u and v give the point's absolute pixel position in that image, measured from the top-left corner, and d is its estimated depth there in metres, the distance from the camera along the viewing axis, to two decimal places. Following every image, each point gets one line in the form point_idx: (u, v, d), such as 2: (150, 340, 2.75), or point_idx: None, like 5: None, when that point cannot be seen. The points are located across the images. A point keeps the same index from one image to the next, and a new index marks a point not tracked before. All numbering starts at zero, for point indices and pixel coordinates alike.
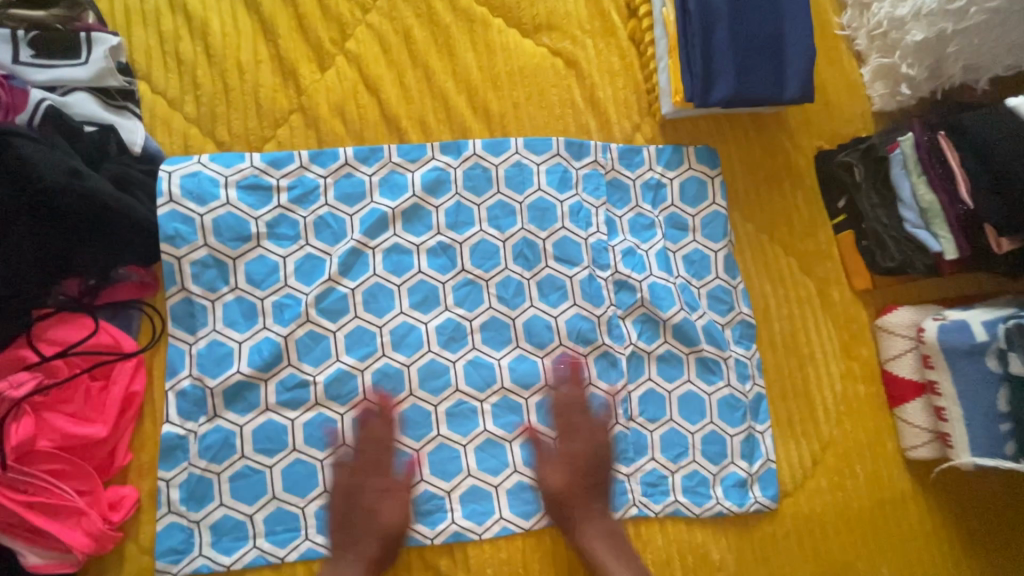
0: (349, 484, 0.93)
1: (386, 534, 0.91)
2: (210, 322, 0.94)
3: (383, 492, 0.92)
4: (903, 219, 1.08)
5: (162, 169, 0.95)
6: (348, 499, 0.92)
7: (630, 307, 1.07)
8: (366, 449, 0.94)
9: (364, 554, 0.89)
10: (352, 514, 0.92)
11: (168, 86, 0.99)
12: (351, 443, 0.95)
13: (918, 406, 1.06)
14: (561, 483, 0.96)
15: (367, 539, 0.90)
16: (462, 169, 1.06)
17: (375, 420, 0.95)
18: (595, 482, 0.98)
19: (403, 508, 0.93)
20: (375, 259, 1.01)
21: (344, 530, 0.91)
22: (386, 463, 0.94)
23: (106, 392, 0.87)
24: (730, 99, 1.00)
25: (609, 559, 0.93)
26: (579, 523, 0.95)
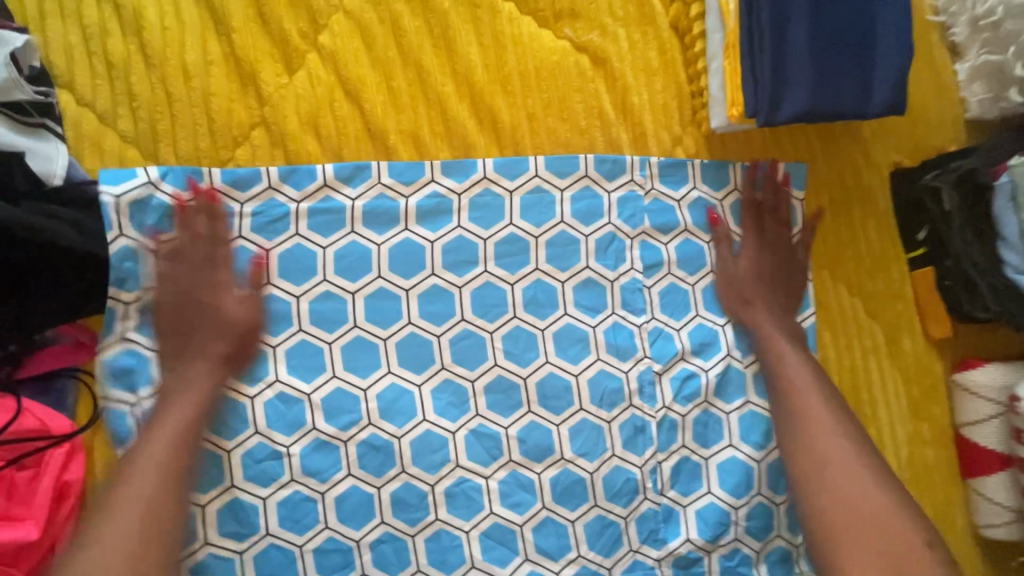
0: (183, 283, 0.77)
1: (236, 331, 0.78)
2: (154, 379, 0.78)
3: (218, 287, 0.78)
4: (1004, 262, 0.87)
5: (105, 191, 0.76)
6: (184, 299, 0.77)
7: (669, 362, 0.89)
8: (192, 246, 0.78)
9: (207, 353, 0.77)
10: (184, 312, 0.77)
11: (96, 97, 0.79)
12: (200, 239, 0.78)
13: (999, 481, 0.91)
14: (749, 267, 0.91)
15: (208, 337, 0.77)
16: (468, 195, 0.86)
17: (196, 215, 0.78)
18: (789, 275, 0.92)
19: (250, 305, 0.79)
20: (355, 307, 0.83)
21: (177, 336, 0.77)
22: (222, 258, 0.78)
23: (35, 484, 0.72)
24: (807, 113, 0.80)
25: (783, 343, 0.87)
26: (755, 309, 0.90)
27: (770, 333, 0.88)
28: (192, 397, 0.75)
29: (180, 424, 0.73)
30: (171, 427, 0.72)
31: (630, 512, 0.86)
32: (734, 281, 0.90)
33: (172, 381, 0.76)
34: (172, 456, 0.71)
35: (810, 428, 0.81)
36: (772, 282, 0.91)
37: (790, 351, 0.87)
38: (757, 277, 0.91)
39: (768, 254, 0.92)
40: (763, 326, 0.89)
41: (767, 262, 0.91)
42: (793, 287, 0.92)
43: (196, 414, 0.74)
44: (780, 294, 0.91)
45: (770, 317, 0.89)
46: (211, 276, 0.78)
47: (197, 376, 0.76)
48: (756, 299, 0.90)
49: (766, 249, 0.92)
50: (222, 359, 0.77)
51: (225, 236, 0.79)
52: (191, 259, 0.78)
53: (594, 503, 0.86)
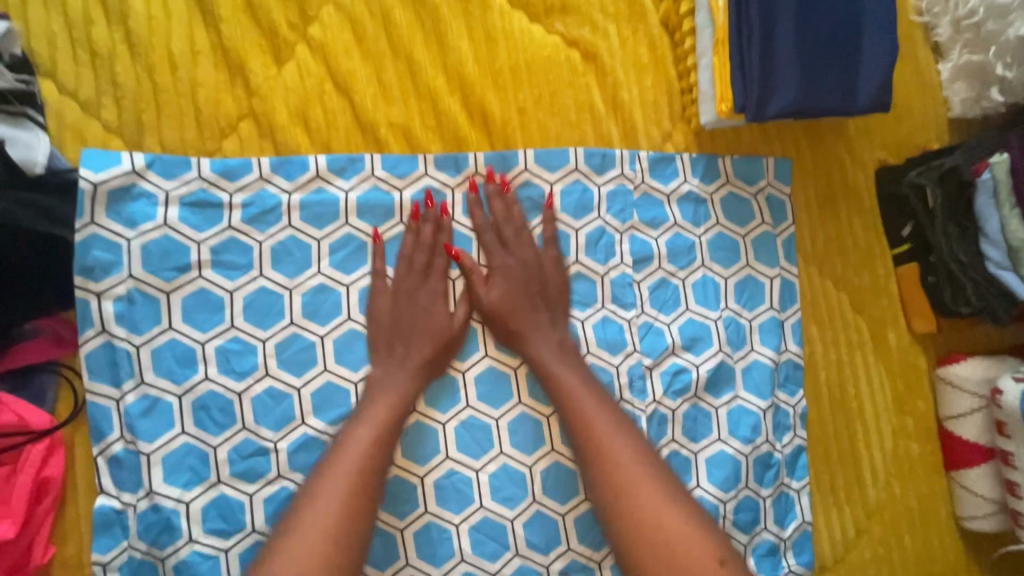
0: (489, 297, 0.83)
1: (442, 337, 0.82)
2: (136, 371, 0.76)
3: (433, 295, 0.82)
4: (985, 258, 0.89)
5: (84, 177, 0.75)
6: (485, 307, 0.83)
7: (659, 356, 0.90)
8: (414, 250, 0.83)
9: (412, 356, 0.80)
10: (438, 319, 0.82)
11: (80, 85, 0.78)
12: (432, 250, 0.83)
13: (981, 474, 0.93)
14: (495, 297, 0.83)
15: (418, 340, 0.81)
16: (460, 190, 0.86)
17: (427, 222, 0.84)
18: (538, 294, 0.85)
19: (462, 322, 0.83)
20: (348, 299, 0.82)
21: (394, 335, 0.81)
22: (440, 269, 0.83)
23: (14, 479, 0.71)
24: (795, 109, 0.81)
25: (564, 373, 0.81)
26: (528, 337, 0.83)
27: (548, 364, 0.82)
28: (389, 398, 0.78)
29: (381, 422, 0.76)
30: (367, 426, 0.75)
31: None
32: (494, 316, 0.83)
33: (382, 378, 0.79)
34: (371, 448, 0.73)
35: (612, 449, 0.76)
36: (531, 304, 0.84)
37: (570, 373, 0.81)
38: (515, 307, 0.83)
39: (525, 274, 0.84)
40: (546, 359, 0.82)
41: (515, 291, 0.84)
42: (538, 297, 0.84)
43: (391, 414, 0.77)
44: (544, 315, 0.84)
45: (550, 345, 0.83)
46: (431, 282, 0.83)
47: (402, 378, 0.79)
48: (521, 329, 0.83)
49: (522, 280, 0.84)
50: (425, 363, 0.80)
51: (446, 247, 0.84)
52: (416, 266, 0.82)
53: (585, 497, 0.86)
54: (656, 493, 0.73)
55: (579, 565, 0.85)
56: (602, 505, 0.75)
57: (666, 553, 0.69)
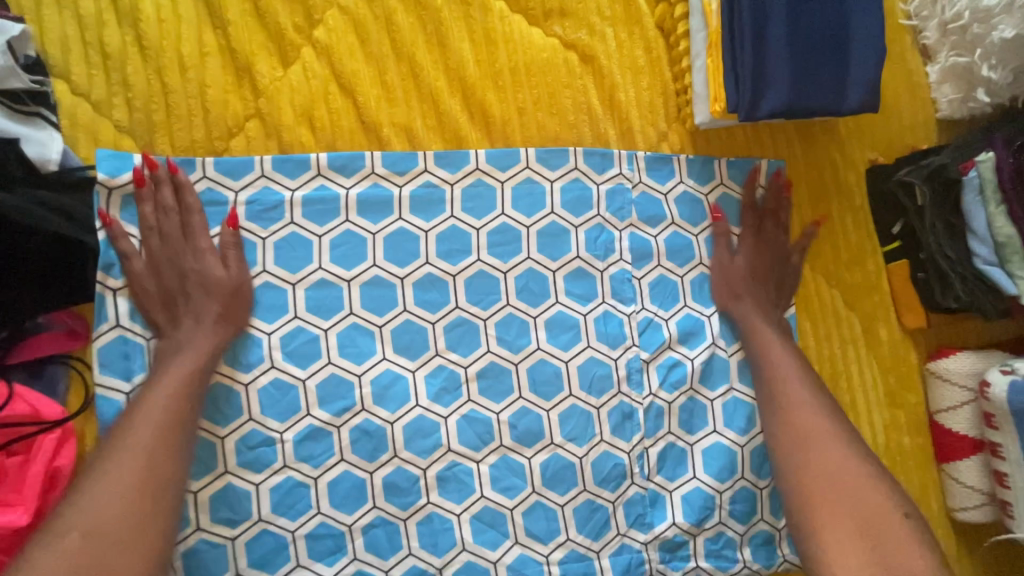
0: (163, 255, 0.77)
1: (222, 289, 0.79)
2: (146, 365, 0.78)
3: (197, 252, 0.78)
4: (973, 254, 0.91)
5: (100, 178, 0.77)
6: (164, 270, 0.77)
7: (656, 350, 0.92)
8: (190, 215, 0.78)
9: (203, 311, 0.78)
10: (169, 285, 0.77)
11: (91, 86, 0.80)
12: (166, 209, 0.78)
13: (972, 466, 0.95)
14: (746, 264, 0.94)
15: (203, 298, 0.78)
16: (460, 186, 0.89)
17: (161, 186, 0.78)
18: (778, 280, 0.96)
19: (234, 264, 0.80)
20: (351, 294, 0.85)
21: (170, 307, 0.78)
22: (196, 227, 0.79)
23: (25, 469, 0.72)
24: (786, 109, 0.83)
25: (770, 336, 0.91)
26: (743, 304, 0.93)
27: (755, 327, 0.91)
28: (194, 353, 0.76)
29: (180, 378, 0.75)
30: (168, 384, 0.75)
31: (618, 496, 0.89)
32: (729, 280, 0.93)
33: (171, 346, 0.76)
34: (167, 405, 0.74)
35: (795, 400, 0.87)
36: (763, 280, 0.94)
37: (778, 342, 0.91)
38: (748, 276, 0.94)
39: (766, 252, 0.95)
40: (744, 317, 0.92)
41: (765, 255, 0.95)
42: (774, 273, 0.96)
43: (191, 375, 0.76)
44: (772, 291, 0.95)
45: (755, 308, 0.92)
46: (187, 243, 0.78)
47: (202, 337, 0.77)
48: (745, 294, 0.93)
49: (766, 249, 0.96)
50: (214, 320, 0.78)
51: (195, 207, 0.79)
52: (167, 232, 0.78)
53: (583, 488, 0.88)
54: (829, 438, 0.84)
55: (577, 554, 0.87)
56: (781, 453, 0.86)
57: (848, 492, 0.80)
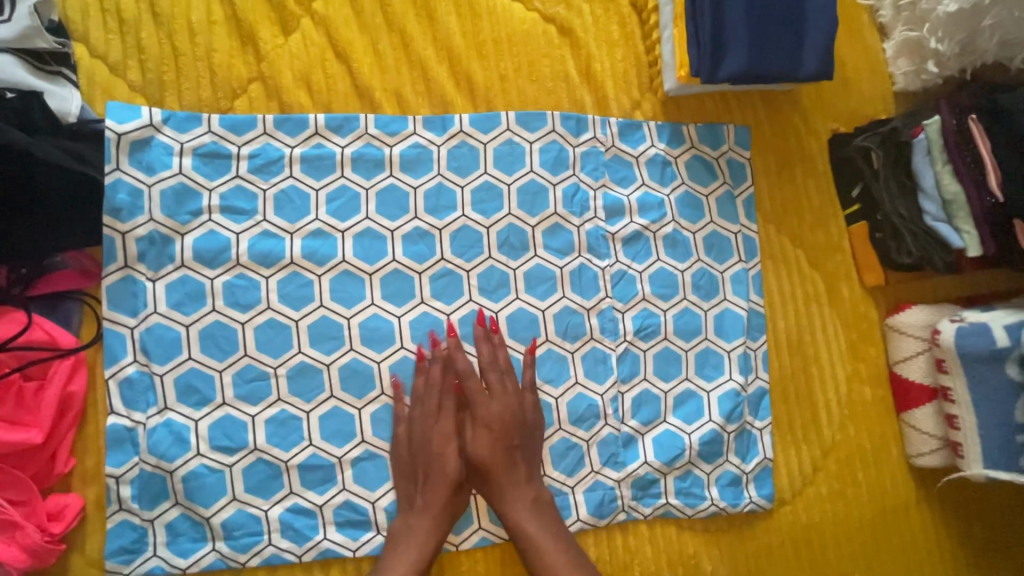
0: (418, 432, 0.87)
1: (457, 479, 0.86)
2: (151, 302, 0.85)
3: (441, 433, 0.87)
4: (923, 211, 0.99)
5: (109, 126, 0.84)
6: (416, 448, 0.87)
7: (630, 301, 0.98)
8: (427, 392, 0.88)
9: (433, 498, 0.84)
10: (418, 459, 0.86)
11: (108, 49, 0.87)
12: (433, 386, 0.88)
13: (927, 412, 1.01)
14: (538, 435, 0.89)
15: (438, 485, 0.85)
16: (446, 147, 0.96)
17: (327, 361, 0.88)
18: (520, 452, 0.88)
19: (485, 447, 0.86)
20: (343, 244, 0.91)
21: (414, 482, 0.86)
22: (449, 407, 0.88)
23: (41, 392, 0.79)
24: (742, 74, 0.91)
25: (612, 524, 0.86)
26: (504, 491, 0.86)
27: (518, 521, 0.85)
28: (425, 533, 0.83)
29: (419, 550, 0.82)
30: (409, 553, 0.82)
31: (591, 436, 0.95)
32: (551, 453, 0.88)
33: (406, 527, 0.84)
34: None
35: None
36: (512, 458, 0.87)
37: (535, 531, 0.84)
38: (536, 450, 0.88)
39: (505, 420, 0.87)
40: (513, 511, 0.85)
41: (500, 441, 0.87)
42: (532, 451, 0.89)
43: (426, 551, 0.82)
44: (521, 469, 0.87)
45: (518, 497, 0.86)
46: (432, 423, 0.87)
47: (428, 523, 0.84)
48: (501, 480, 0.86)
49: (513, 420, 0.87)
50: (449, 499, 0.85)
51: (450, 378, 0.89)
52: (426, 411, 0.88)
53: (559, 427, 0.94)
54: None
55: (553, 489, 0.92)
56: None
57: None
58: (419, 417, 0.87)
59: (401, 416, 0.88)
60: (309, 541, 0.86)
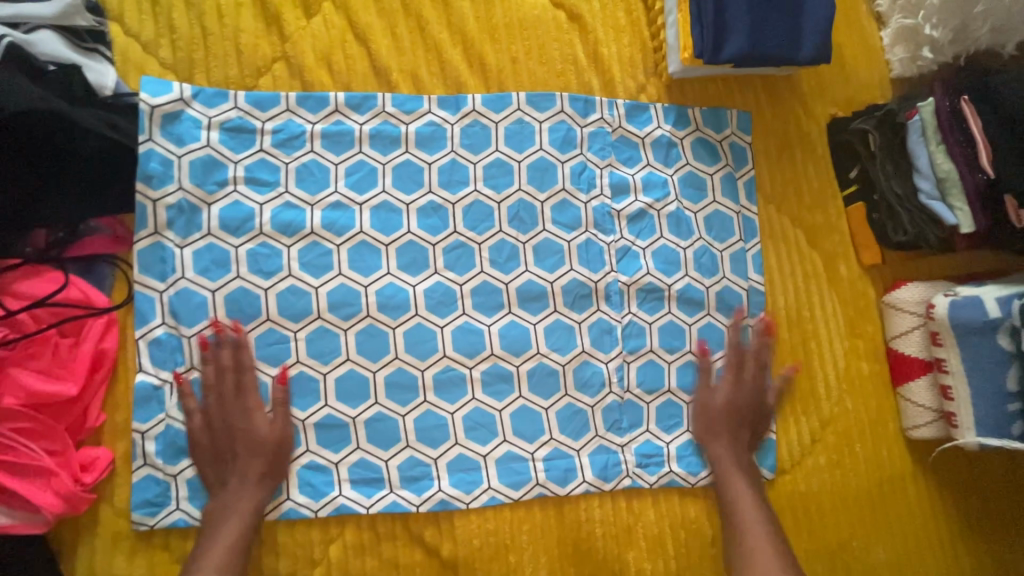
0: (216, 415, 0.87)
1: (263, 449, 0.86)
2: (179, 268, 0.89)
3: (245, 411, 0.87)
4: (918, 190, 1.03)
5: (143, 100, 0.89)
6: (217, 429, 0.86)
7: (634, 275, 1.02)
8: (219, 378, 0.87)
9: (246, 473, 0.85)
10: (220, 441, 0.86)
11: (141, 29, 0.92)
12: (223, 370, 0.87)
13: (922, 385, 1.04)
14: (725, 401, 1.00)
15: (243, 456, 0.86)
16: (459, 125, 1.00)
17: (223, 348, 0.88)
18: (752, 418, 1.01)
19: (279, 424, 0.88)
20: (361, 216, 0.96)
21: (218, 459, 0.86)
22: (248, 386, 0.88)
23: (76, 348, 0.83)
24: (745, 54, 0.95)
25: (735, 477, 0.96)
26: (718, 448, 0.98)
27: (724, 469, 0.97)
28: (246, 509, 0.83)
29: (239, 526, 0.82)
30: (233, 528, 0.82)
31: (597, 403, 0.98)
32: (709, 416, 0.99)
33: (223, 503, 0.84)
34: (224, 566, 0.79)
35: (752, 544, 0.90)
36: (740, 423, 0.99)
37: (743, 482, 0.96)
38: (730, 417, 0.99)
39: (744, 393, 1.00)
40: (721, 462, 0.97)
41: (742, 404, 1.00)
42: (760, 427, 1.02)
43: (245, 526, 0.83)
44: (744, 431, 1.00)
45: (731, 453, 0.98)
46: (236, 402, 0.87)
47: (253, 502, 0.84)
48: (722, 434, 0.99)
49: (745, 399, 1.00)
50: (259, 477, 0.86)
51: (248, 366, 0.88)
52: (221, 389, 0.87)
53: (566, 393, 0.97)
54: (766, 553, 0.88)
55: (560, 453, 0.96)
56: None
57: None
58: (214, 403, 0.87)
59: (191, 411, 0.86)
60: (325, 497, 0.89)
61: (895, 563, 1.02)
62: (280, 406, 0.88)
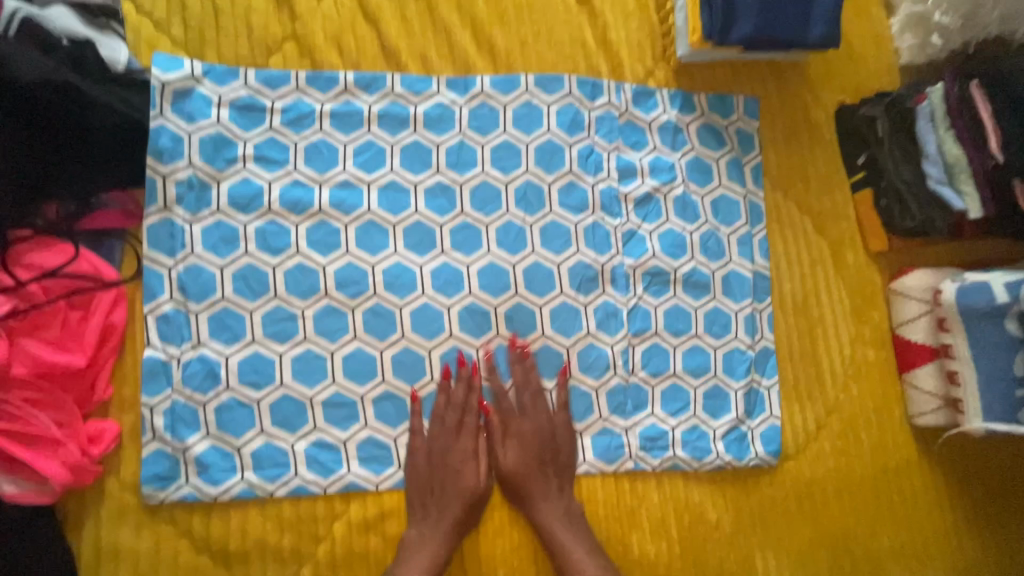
0: (437, 456, 0.91)
1: (468, 494, 0.90)
2: (188, 244, 0.90)
3: (463, 454, 0.91)
4: (927, 175, 1.03)
5: (155, 76, 0.89)
6: (434, 464, 0.91)
7: (640, 258, 1.02)
8: (446, 409, 0.93)
9: (446, 514, 0.89)
10: (435, 476, 0.91)
11: (154, 7, 0.93)
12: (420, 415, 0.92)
13: (928, 372, 1.03)
14: (515, 460, 0.92)
15: (452, 501, 0.90)
16: (468, 107, 1.00)
17: (458, 386, 0.93)
18: (546, 464, 0.93)
19: (486, 470, 0.92)
20: (369, 195, 0.96)
21: (431, 495, 0.90)
22: (467, 427, 0.93)
23: (85, 321, 0.84)
24: (750, 39, 0.96)
25: (568, 538, 0.90)
26: (535, 506, 0.91)
27: (550, 529, 0.90)
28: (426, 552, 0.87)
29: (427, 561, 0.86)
30: (424, 562, 0.86)
31: (602, 385, 0.98)
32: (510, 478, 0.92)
33: (418, 538, 0.88)
34: None
35: None
36: (534, 472, 0.92)
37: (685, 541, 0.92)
38: (520, 470, 0.92)
39: (529, 443, 0.93)
40: (544, 520, 0.90)
41: (530, 458, 0.92)
42: (567, 474, 0.94)
43: (439, 564, 0.87)
44: (552, 482, 0.93)
45: (555, 511, 0.91)
46: (458, 444, 0.92)
47: (438, 540, 0.88)
48: (531, 493, 0.92)
49: (542, 439, 0.93)
50: (455, 522, 0.89)
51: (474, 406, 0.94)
52: (444, 432, 0.92)
53: (571, 374, 0.98)
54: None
55: None
56: None
57: None
58: (439, 438, 0.92)
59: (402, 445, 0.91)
60: (333, 474, 0.90)
61: (900, 550, 1.02)
62: (437, 445, 0.91)
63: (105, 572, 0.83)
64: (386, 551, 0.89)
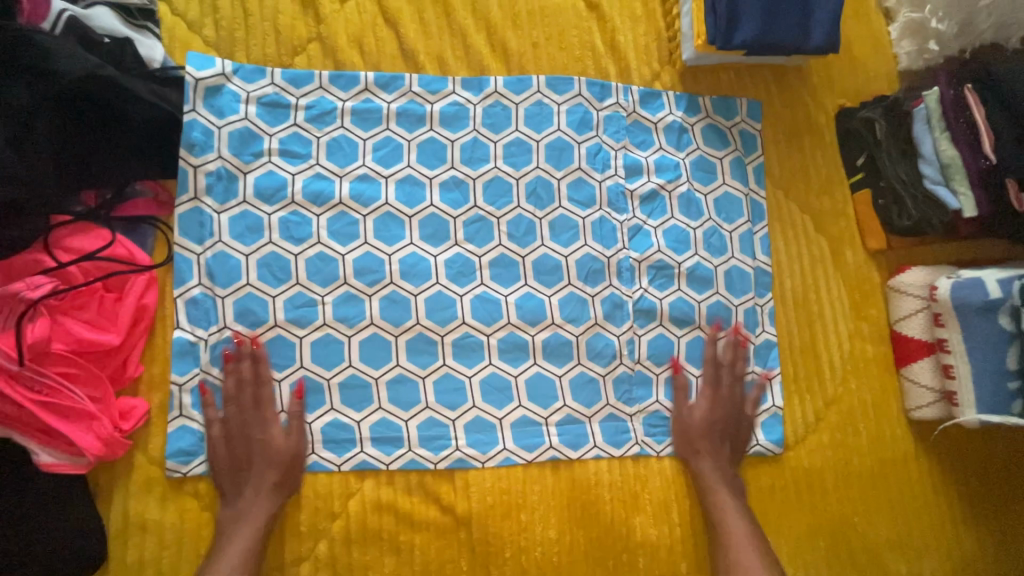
0: (234, 424, 0.91)
1: (283, 462, 0.90)
2: (216, 232, 0.94)
3: (262, 421, 0.91)
4: (923, 175, 1.08)
5: (188, 73, 0.95)
6: (238, 438, 0.90)
7: (645, 252, 1.06)
8: (239, 391, 0.92)
9: (262, 483, 0.89)
10: (239, 451, 0.90)
11: (187, 9, 0.99)
12: (244, 383, 0.92)
13: (925, 366, 1.07)
14: (702, 418, 1.01)
15: (263, 468, 0.89)
16: (481, 106, 1.05)
17: (244, 361, 0.92)
18: (735, 429, 1.02)
19: (295, 437, 0.92)
20: (387, 188, 1.01)
21: (238, 467, 0.90)
22: (265, 399, 0.92)
23: (120, 302, 0.88)
24: (755, 40, 1.00)
25: (720, 489, 0.97)
26: (701, 458, 0.99)
27: (710, 484, 0.97)
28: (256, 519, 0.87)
29: (253, 531, 0.86)
30: (244, 533, 0.86)
31: (608, 372, 1.02)
32: (687, 432, 1.01)
33: (237, 510, 0.88)
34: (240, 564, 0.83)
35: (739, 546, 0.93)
36: (724, 437, 1.01)
37: (729, 498, 0.97)
38: (706, 429, 1.01)
39: (721, 407, 1.02)
40: (705, 476, 0.98)
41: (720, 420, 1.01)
42: (741, 443, 1.03)
43: (259, 531, 0.87)
44: (723, 444, 1.01)
45: (712, 466, 0.99)
46: (254, 412, 0.91)
47: (260, 505, 0.88)
48: (703, 449, 1.00)
49: (728, 408, 1.02)
50: (273, 489, 0.89)
51: (264, 376, 0.92)
52: (241, 402, 0.91)
53: (578, 362, 1.02)
54: (746, 542, 0.93)
55: (572, 419, 1.00)
56: None
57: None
58: (235, 411, 0.91)
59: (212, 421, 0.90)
60: (348, 452, 0.94)
61: (896, 539, 1.05)
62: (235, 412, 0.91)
63: (132, 542, 0.87)
64: (398, 528, 0.93)
